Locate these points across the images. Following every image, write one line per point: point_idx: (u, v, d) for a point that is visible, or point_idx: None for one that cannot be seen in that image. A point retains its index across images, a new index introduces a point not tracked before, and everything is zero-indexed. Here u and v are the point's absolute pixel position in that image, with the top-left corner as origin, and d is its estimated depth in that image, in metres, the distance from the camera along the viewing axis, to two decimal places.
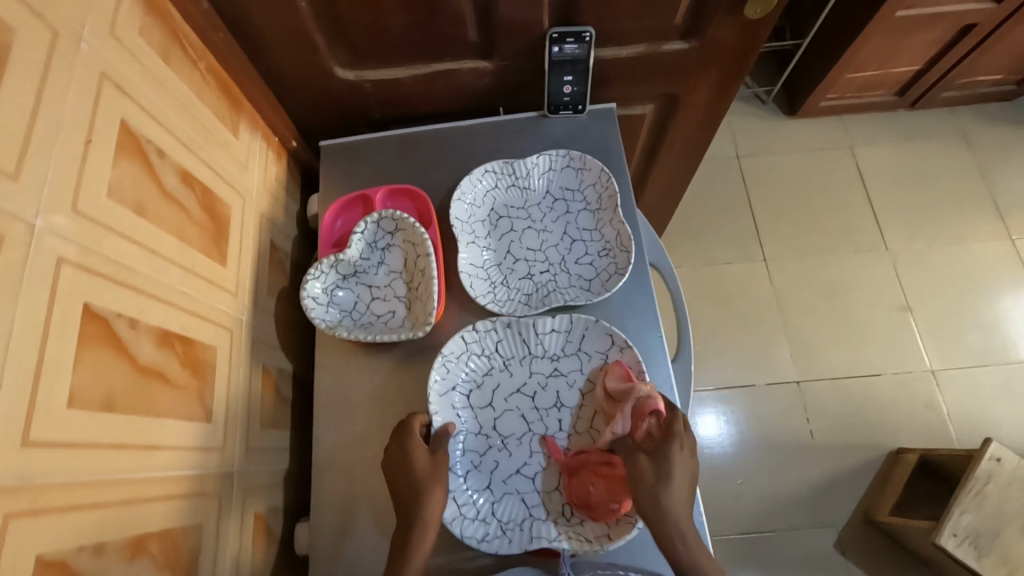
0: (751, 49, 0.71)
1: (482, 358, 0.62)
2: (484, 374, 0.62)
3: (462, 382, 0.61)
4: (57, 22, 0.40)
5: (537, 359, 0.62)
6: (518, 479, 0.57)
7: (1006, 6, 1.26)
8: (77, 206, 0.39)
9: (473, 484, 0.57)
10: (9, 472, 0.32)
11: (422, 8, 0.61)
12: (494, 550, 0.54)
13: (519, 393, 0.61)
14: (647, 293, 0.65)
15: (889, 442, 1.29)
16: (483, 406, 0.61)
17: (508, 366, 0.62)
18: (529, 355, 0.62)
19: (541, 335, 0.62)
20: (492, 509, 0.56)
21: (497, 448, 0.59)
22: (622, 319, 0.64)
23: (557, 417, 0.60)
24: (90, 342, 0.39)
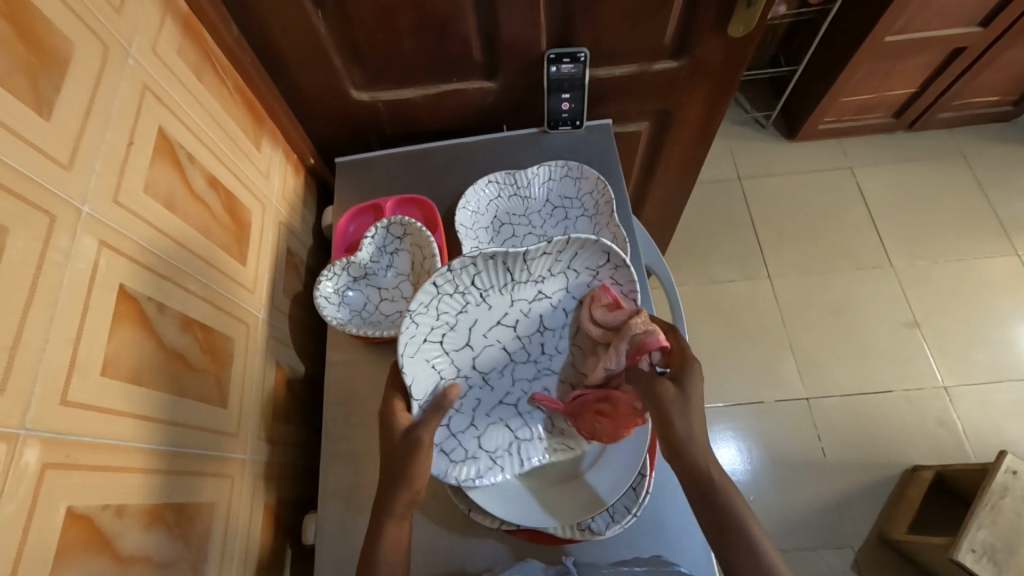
0: (737, 66, 0.75)
1: (456, 297, 0.56)
2: (458, 314, 0.57)
3: (432, 330, 0.56)
4: (109, 39, 0.46)
5: (520, 285, 0.57)
6: (502, 408, 0.56)
7: (993, 30, 1.31)
8: (117, 198, 0.44)
9: (458, 425, 0.55)
10: (47, 427, 0.36)
11: (431, 31, 0.67)
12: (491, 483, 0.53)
13: (500, 325, 0.58)
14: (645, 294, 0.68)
15: (902, 460, 1.27)
16: (462, 346, 0.57)
17: (485, 298, 0.57)
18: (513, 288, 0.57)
19: (527, 263, 0.55)
20: (479, 443, 0.55)
21: (479, 386, 0.57)
22: None
23: (540, 342, 0.58)
24: (122, 319, 0.43)
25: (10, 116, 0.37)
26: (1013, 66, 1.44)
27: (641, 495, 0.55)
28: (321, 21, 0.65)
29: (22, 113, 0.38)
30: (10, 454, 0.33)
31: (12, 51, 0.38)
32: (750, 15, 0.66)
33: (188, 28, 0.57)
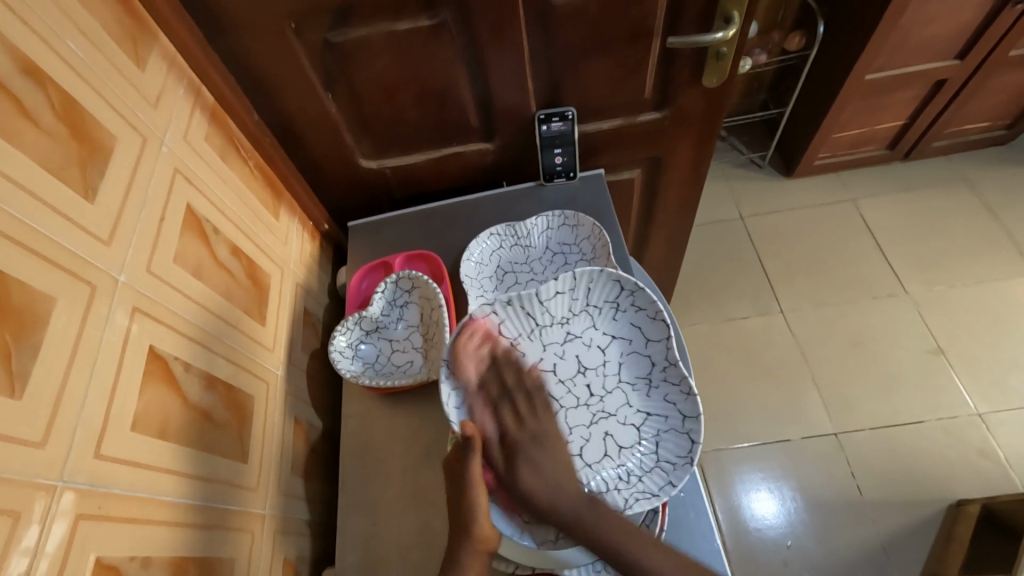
0: (717, 112, 0.81)
1: (490, 346, 0.62)
2: (497, 363, 0.62)
3: (476, 381, 0.61)
4: (146, 131, 0.52)
5: (547, 329, 0.63)
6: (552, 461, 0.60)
7: (971, 61, 1.36)
8: (150, 268, 0.49)
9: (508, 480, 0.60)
10: (83, 478, 0.39)
11: (430, 103, 0.74)
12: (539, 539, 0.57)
13: (540, 370, 0.63)
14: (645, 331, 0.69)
15: (946, 495, 1.21)
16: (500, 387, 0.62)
17: (518, 345, 0.63)
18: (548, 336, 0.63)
19: (547, 303, 0.62)
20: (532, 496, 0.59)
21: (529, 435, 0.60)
22: None
23: (585, 383, 0.61)
24: (151, 378, 0.47)
25: (59, 201, 0.42)
26: (999, 93, 1.48)
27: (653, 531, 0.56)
28: (331, 101, 0.72)
29: (70, 197, 0.43)
30: (47, 504, 0.36)
31: (66, 145, 0.44)
32: (722, 66, 0.73)
33: (214, 117, 0.64)
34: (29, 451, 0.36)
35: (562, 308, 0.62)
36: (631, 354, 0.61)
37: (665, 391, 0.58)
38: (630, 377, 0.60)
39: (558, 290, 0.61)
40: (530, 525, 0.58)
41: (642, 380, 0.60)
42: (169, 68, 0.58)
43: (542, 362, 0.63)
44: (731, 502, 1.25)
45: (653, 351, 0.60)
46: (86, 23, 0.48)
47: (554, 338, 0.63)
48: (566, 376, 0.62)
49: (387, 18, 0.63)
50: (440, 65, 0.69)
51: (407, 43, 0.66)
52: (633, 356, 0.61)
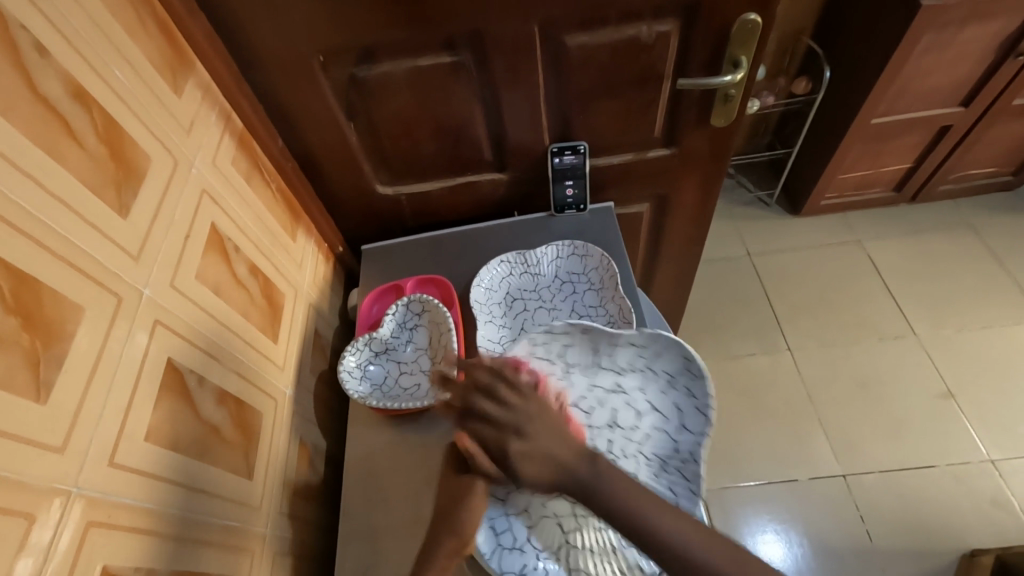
0: (724, 151, 0.83)
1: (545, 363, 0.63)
2: None
3: None
4: (178, 154, 0.55)
5: (603, 371, 0.63)
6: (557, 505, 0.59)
7: (974, 109, 1.39)
8: (173, 283, 0.51)
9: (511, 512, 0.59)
10: (96, 486, 0.40)
11: (447, 134, 0.77)
12: None
13: (575, 407, 0.63)
14: None
15: (959, 545, 1.18)
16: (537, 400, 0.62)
17: (569, 374, 0.64)
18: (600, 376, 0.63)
19: (616, 348, 0.62)
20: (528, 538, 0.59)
21: None
22: None
23: (610, 437, 0.62)
24: (166, 392, 0.48)
25: (95, 217, 0.44)
26: (1004, 140, 1.51)
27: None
28: (353, 131, 0.75)
29: (105, 214, 0.45)
30: (62, 510, 0.37)
31: (105, 166, 0.46)
32: (729, 108, 0.75)
33: (242, 142, 0.67)
34: (48, 456, 0.37)
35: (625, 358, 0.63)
36: (661, 430, 0.61)
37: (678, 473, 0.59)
38: (650, 450, 0.61)
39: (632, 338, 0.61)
40: (502, 551, 0.58)
41: (658, 462, 0.60)
42: (203, 96, 0.61)
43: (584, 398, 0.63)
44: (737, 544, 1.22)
45: (683, 446, 0.59)
46: (132, 53, 0.51)
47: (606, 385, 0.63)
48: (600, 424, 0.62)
49: (411, 54, 0.67)
50: (458, 100, 0.72)
51: (428, 79, 0.69)
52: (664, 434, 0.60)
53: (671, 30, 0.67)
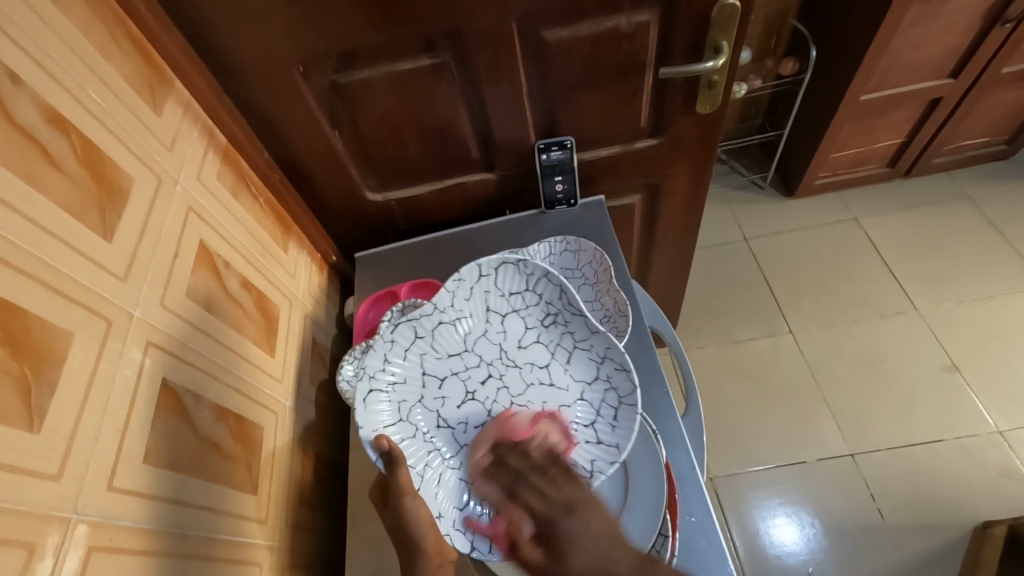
0: (711, 138, 0.83)
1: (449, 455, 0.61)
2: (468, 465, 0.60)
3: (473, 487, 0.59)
4: (162, 173, 0.55)
5: (452, 324, 0.64)
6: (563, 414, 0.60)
7: (963, 80, 1.39)
8: (164, 303, 0.51)
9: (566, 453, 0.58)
10: (96, 510, 0.40)
11: (433, 137, 0.77)
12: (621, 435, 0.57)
13: (474, 406, 0.63)
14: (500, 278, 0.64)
15: (971, 517, 1.18)
16: (413, 440, 0.61)
17: (440, 388, 0.63)
18: (467, 335, 0.65)
19: (434, 329, 0.64)
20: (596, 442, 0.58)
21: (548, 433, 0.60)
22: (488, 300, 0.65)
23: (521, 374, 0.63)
24: (163, 410, 0.48)
25: (78, 241, 0.44)
26: (996, 109, 1.50)
27: (609, 385, 0.60)
28: (338, 138, 0.75)
29: (90, 238, 0.45)
30: (62, 537, 0.37)
31: (86, 189, 0.46)
32: (715, 94, 0.75)
33: (226, 156, 0.67)
34: (44, 484, 0.37)
35: (468, 301, 0.64)
36: (495, 305, 0.65)
37: (576, 331, 0.63)
38: (539, 317, 0.64)
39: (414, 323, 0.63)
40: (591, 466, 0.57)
41: (560, 348, 0.63)
42: (184, 112, 0.61)
43: (455, 363, 0.64)
44: (749, 530, 1.22)
45: (573, 325, 0.63)
46: (110, 76, 0.51)
47: (469, 331, 0.65)
48: (489, 359, 0.64)
49: (390, 59, 0.67)
50: (441, 101, 0.72)
51: (409, 82, 0.69)
52: (552, 317, 0.64)
53: (650, 19, 0.67)
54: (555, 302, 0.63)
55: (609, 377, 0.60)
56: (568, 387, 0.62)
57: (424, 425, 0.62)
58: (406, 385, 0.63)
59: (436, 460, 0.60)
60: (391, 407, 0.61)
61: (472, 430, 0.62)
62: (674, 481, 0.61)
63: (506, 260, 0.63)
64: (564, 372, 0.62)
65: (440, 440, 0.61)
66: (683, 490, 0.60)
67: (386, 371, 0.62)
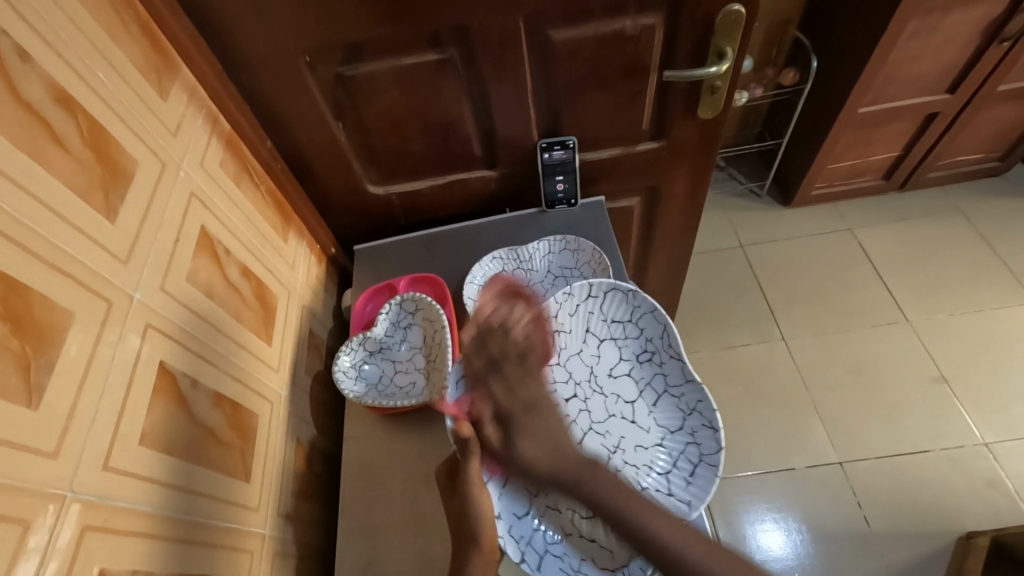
0: (712, 143, 0.84)
1: None
2: None
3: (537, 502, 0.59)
4: (166, 158, 0.55)
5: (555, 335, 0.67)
6: (643, 452, 0.61)
7: (960, 95, 1.41)
8: (164, 288, 0.51)
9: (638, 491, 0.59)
10: (92, 490, 0.40)
11: (436, 132, 0.77)
12: (700, 493, 0.57)
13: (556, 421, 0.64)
14: (610, 302, 0.67)
15: (955, 527, 1.19)
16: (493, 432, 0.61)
17: None
18: (563, 351, 0.67)
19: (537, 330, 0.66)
20: (670, 489, 0.58)
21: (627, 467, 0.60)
22: (592, 322, 0.67)
23: (602, 402, 0.65)
24: (160, 393, 0.48)
25: (81, 220, 0.44)
26: (991, 126, 1.52)
27: (698, 443, 0.59)
28: (341, 130, 0.75)
29: (93, 218, 0.45)
30: (56, 514, 0.37)
31: (90, 170, 0.46)
32: (716, 99, 0.76)
33: (229, 143, 0.67)
34: (41, 461, 0.37)
35: (572, 318, 0.67)
36: (598, 325, 0.67)
37: (670, 375, 0.63)
38: (638, 352, 0.66)
39: (522, 319, 0.65)
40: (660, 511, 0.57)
41: (650, 389, 0.64)
42: (190, 99, 0.61)
43: (548, 374, 0.66)
44: (736, 534, 1.23)
45: (669, 369, 0.63)
46: (117, 59, 0.51)
47: (568, 349, 0.67)
48: (578, 379, 0.66)
49: (396, 52, 0.67)
50: (445, 97, 0.72)
51: (415, 76, 0.70)
52: (648, 355, 0.65)
53: (655, 22, 0.67)
54: (657, 342, 0.65)
55: (695, 431, 0.60)
56: (649, 429, 0.62)
57: None
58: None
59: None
60: (485, 394, 0.62)
61: None
62: None
63: (615, 286, 0.66)
64: (649, 414, 0.63)
65: None
66: None
67: (487, 358, 0.63)
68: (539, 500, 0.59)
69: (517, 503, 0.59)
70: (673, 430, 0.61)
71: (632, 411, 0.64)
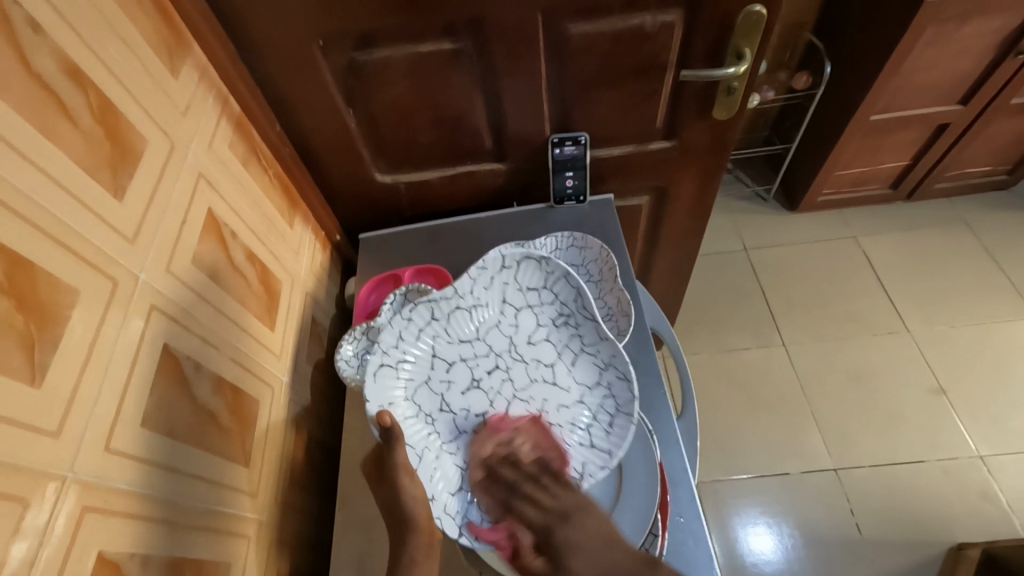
0: (725, 145, 0.83)
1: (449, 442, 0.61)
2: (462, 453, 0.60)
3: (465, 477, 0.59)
4: (175, 137, 0.54)
5: (470, 310, 0.64)
6: (563, 412, 0.61)
7: (972, 107, 1.40)
8: (170, 269, 0.50)
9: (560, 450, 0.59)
10: (92, 472, 0.39)
11: (448, 123, 0.76)
12: (619, 438, 0.57)
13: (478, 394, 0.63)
14: (521, 270, 0.64)
15: (946, 537, 1.20)
16: (413, 419, 0.60)
17: (448, 370, 0.63)
18: (480, 325, 0.64)
19: (451, 312, 0.63)
20: (591, 441, 0.59)
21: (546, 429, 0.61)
22: (509, 293, 0.64)
23: (523, 369, 0.63)
24: (163, 376, 0.48)
25: (89, 197, 0.43)
26: (1001, 139, 1.51)
27: (614, 395, 0.60)
28: (352, 117, 0.74)
29: (100, 196, 0.44)
30: (56, 494, 0.36)
31: (99, 147, 0.45)
32: (732, 100, 0.75)
33: (238, 126, 0.66)
34: (42, 440, 0.36)
35: (488, 291, 0.64)
36: (513, 296, 0.64)
37: (584, 334, 0.62)
38: (552, 315, 0.64)
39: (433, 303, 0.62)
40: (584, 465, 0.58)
41: (568, 349, 0.63)
42: (200, 78, 0.60)
43: (465, 350, 0.64)
44: (729, 536, 1.23)
45: (584, 329, 0.62)
46: (129, 34, 0.50)
47: (485, 320, 0.64)
48: (498, 351, 0.64)
49: (411, 40, 0.66)
50: (458, 87, 0.72)
51: (428, 65, 0.69)
52: (565, 318, 0.63)
53: (675, 20, 0.66)
54: (570, 304, 0.63)
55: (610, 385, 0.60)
56: (570, 388, 0.62)
57: (427, 407, 0.61)
58: (416, 366, 0.62)
59: (434, 443, 0.60)
60: (402, 382, 0.61)
61: (473, 419, 0.62)
62: (667, 482, 0.61)
63: (529, 255, 0.63)
64: (568, 373, 0.62)
65: (440, 423, 0.61)
66: (673, 492, 0.61)
67: (399, 348, 0.62)
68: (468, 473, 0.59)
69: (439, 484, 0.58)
70: (591, 386, 0.61)
71: (553, 373, 0.63)
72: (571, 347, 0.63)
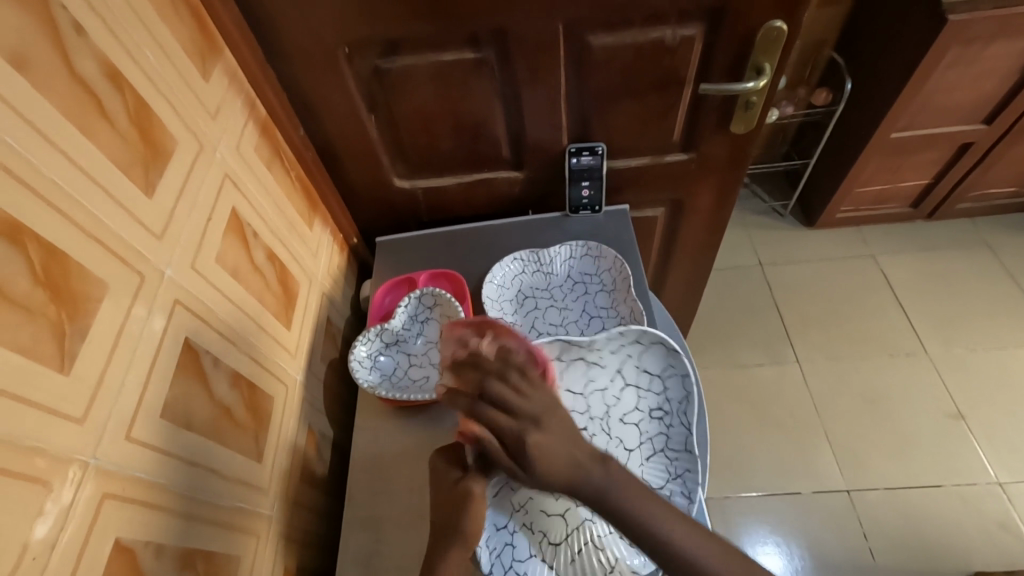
0: (742, 159, 0.83)
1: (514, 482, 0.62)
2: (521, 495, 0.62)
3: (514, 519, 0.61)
4: (204, 139, 0.56)
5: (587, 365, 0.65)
6: None
7: (996, 127, 1.38)
8: (194, 266, 0.52)
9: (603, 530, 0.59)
10: (112, 460, 0.41)
11: (467, 131, 0.78)
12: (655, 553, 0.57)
13: None
14: (649, 354, 0.64)
15: (963, 566, 1.16)
16: None
17: None
18: (588, 382, 0.65)
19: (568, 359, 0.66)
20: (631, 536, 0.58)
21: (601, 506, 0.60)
22: (625, 368, 0.65)
23: (604, 439, 0.63)
24: (184, 370, 0.49)
25: (121, 194, 0.45)
26: None
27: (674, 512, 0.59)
28: (373, 123, 0.76)
29: (131, 193, 0.46)
30: (78, 479, 0.37)
31: (133, 146, 0.47)
32: (750, 115, 0.75)
33: (264, 128, 0.68)
34: (68, 426, 0.38)
35: (613, 356, 0.65)
36: (626, 368, 0.65)
37: (672, 438, 0.62)
38: (654, 406, 0.64)
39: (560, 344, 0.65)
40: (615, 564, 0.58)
41: (650, 443, 0.62)
42: (230, 82, 0.62)
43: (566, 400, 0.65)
44: None
45: (674, 434, 0.62)
46: (165, 39, 0.52)
47: (596, 381, 0.65)
48: (593, 414, 0.64)
49: (434, 49, 0.67)
50: (478, 96, 0.73)
51: (451, 73, 0.70)
52: (662, 414, 0.63)
53: (695, 34, 0.67)
54: (675, 404, 0.63)
55: (673, 495, 0.60)
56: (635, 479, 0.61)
57: None
58: None
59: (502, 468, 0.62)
60: None
61: None
62: None
63: (666, 342, 0.63)
64: (640, 466, 0.62)
65: None
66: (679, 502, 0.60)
67: None
68: (518, 514, 0.61)
69: (499, 514, 0.61)
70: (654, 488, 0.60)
71: (627, 458, 0.62)
72: (655, 445, 0.62)
